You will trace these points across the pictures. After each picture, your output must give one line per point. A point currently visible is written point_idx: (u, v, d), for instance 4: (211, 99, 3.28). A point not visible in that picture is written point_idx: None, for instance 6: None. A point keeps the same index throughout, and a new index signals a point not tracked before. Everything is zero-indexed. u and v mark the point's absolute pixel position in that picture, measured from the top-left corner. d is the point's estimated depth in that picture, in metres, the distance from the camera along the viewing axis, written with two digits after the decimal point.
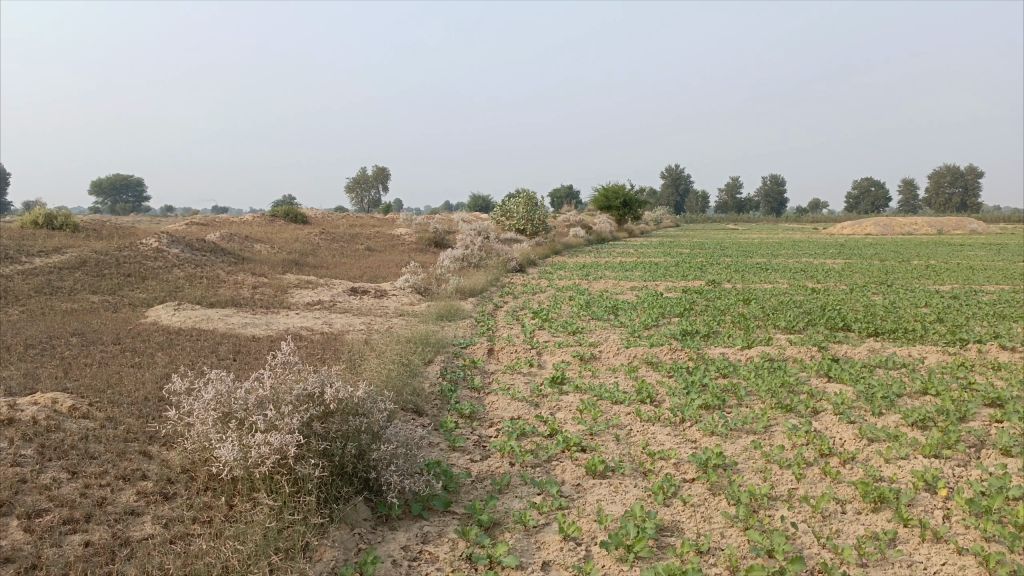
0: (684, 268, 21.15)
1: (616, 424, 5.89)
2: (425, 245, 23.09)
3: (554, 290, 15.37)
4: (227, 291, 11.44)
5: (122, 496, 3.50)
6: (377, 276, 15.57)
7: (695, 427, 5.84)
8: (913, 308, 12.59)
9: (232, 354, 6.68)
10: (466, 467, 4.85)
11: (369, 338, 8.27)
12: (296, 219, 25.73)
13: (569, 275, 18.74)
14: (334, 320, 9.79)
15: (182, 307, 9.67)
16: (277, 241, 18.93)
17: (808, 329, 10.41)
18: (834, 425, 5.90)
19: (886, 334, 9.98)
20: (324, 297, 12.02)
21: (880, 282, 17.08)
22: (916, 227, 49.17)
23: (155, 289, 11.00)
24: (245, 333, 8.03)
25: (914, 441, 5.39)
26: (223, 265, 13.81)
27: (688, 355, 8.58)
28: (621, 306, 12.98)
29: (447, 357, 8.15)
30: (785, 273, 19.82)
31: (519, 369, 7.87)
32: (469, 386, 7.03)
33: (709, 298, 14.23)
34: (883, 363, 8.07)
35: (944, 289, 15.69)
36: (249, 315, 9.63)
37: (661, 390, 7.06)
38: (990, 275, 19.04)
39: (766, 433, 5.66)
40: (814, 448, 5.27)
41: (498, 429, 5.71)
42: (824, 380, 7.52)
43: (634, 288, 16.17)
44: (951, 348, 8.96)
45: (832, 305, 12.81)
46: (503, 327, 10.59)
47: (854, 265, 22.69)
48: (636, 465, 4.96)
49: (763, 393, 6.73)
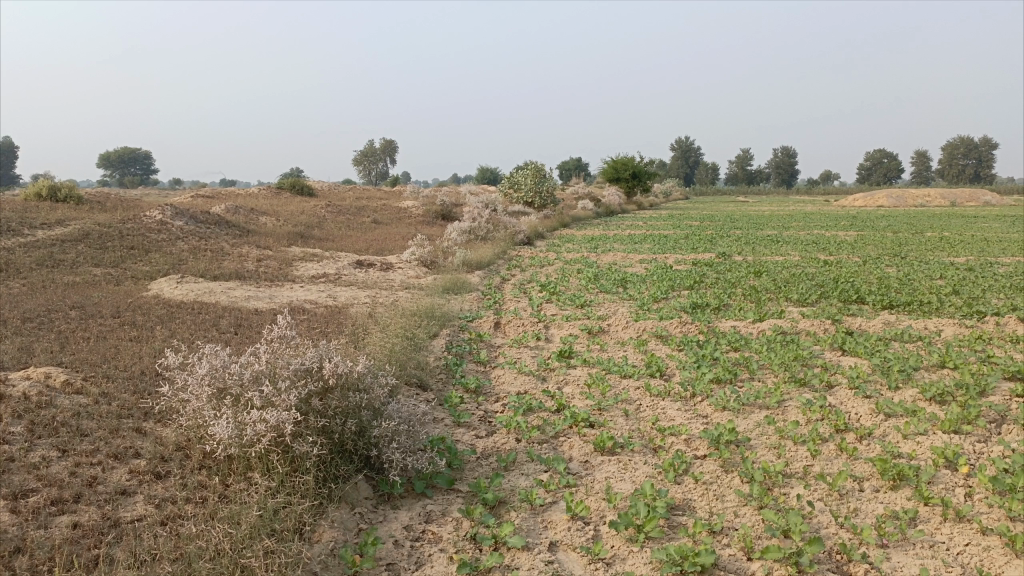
0: (694, 241, 20.90)
1: (625, 399, 5.74)
2: (432, 217, 22.88)
3: (562, 263, 15.17)
4: (231, 264, 11.31)
5: (114, 475, 3.38)
6: (383, 249, 15.40)
7: (707, 401, 5.69)
8: (928, 280, 12.36)
9: (233, 328, 6.56)
10: (470, 443, 4.72)
11: (374, 311, 8.13)
12: (302, 191, 25.53)
13: (577, 248, 18.52)
14: (338, 293, 9.65)
15: (185, 280, 9.55)
16: (283, 214, 18.78)
17: (821, 302, 10.21)
18: (849, 400, 5.73)
19: (901, 306, 9.78)
20: (329, 270, 11.88)
21: (893, 255, 16.82)
22: (929, 199, 48.60)
23: (158, 261, 10.87)
24: (247, 307, 7.90)
25: (932, 416, 5.22)
26: (227, 238, 13.67)
27: (699, 328, 8.41)
28: (630, 278, 12.80)
29: (453, 330, 8.00)
30: (797, 245, 19.55)
31: (526, 343, 7.73)
32: (475, 360, 6.88)
33: (719, 270, 14.02)
34: (899, 337, 7.88)
35: (959, 262, 15.42)
36: (253, 288, 9.50)
37: (671, 364, 6.90)
38: (1006, 247, 18.72)
39: (780, 408, 5.51)
40: (830, 424, 5.11)
41: (504, 404, 5.58)
42: (838, 354, 7.35)
43: (643, 261, 15.95)
44: (967, 321, 8.76)
45: (845, 278, 12.59)
46: (510, 300, 10.43)
47: (867, 237, 22.35)
48: (646, 441, 4.82)
49: (776, 367, 6.57)
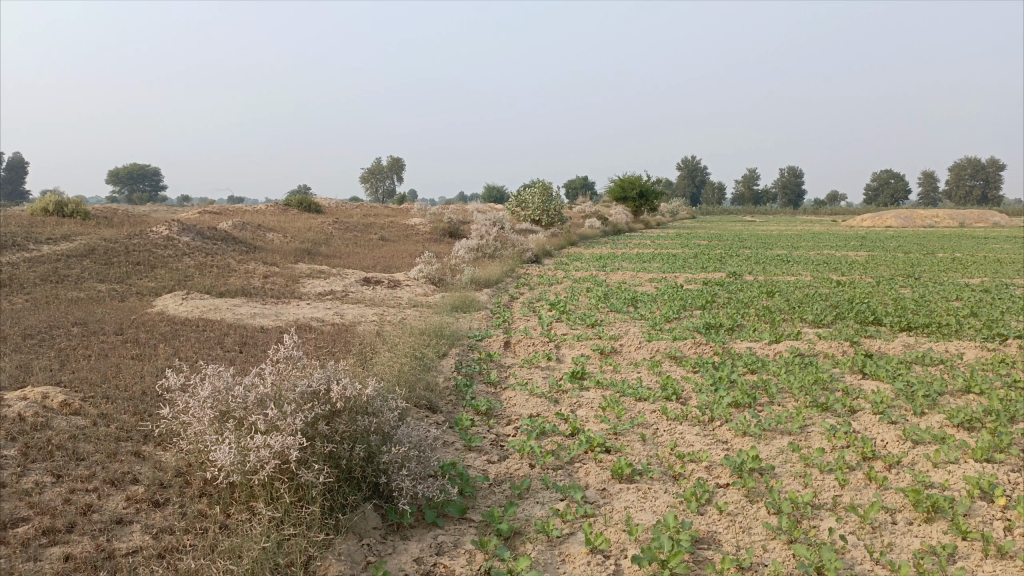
0: (703, 260, 20.72)
1: (641, 423, 5.56)
2: (439, 235, 22.77)
3: (571, 282, 15.01)
4: (237, 280, 11.17)
5: (110, 502, 3.21)
6: (391, 267, 15.27)
7: (726, 426, 5.49)
8: (945, 301, 12.14)
9: (238, 346, 6.40)
10: (482, 468, 4.53)
11: (381, 330, 7.96)
12: (309, 208, 25.48)
13: (585, 266, 18.36)
14: (345, 311, 9.50)
15: (190, 296, 9.42)
16: (290, 230, 18.69)
17: (837, 324, 10.01)
18: (874, 426, 5.53)
19: (920, 328, 9.57)
20: (336, 287, 11.73)
21: (906, 275, 16.60)
22: (938, 219, 48.34)
23: (163, 277, 10.75)
24: (253, 324, 7.75)
25: (962, 443, 5.02)
26: (234, 254, 13.56)
27: (714, 349, 8.22)
28: (641, 298, 12.61)
29: (463, 350, 7.83)
30: (807, 265, 19.35)
31: (537, 363, 7.55)
32: (485, 381, 6.71)
33: (731, 290, 13.83)
34: (921, 359, 7.67)
35: (974, 283, 15.20)
36: (259, 305, 9.36)
37: (687, 386, 6.72)
38: (1020, 269, 18.49)
39: (803, 434, 5.31)
40: (856, 451, 4.91)
41: (517, 427, 5.39)
42: (859, 377, 7.14)
43: (653, 280, 15.77)
44: (989, 344, 8.54)
45: (860, 299, 12.39)
46: (520, 319, 10.26)
47: (878, 257, 22.15)
48: (666, 468, 4.63)
49: (796, 391, 6.37)
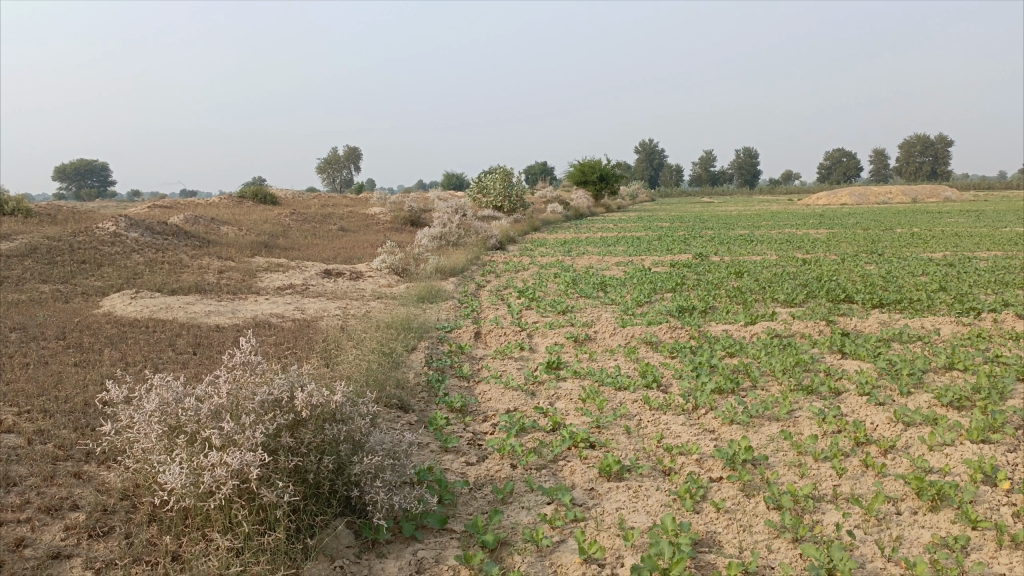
0: (667, 242, 20.62)
1: (624, 414, 5.30)
2: (401, 224, 22.29)
3: (537, 268, 14.72)
4: (190, 277, 10.65)
5: (46, 533, 2.84)
6: (351, 257, 14.82)
7: (712, 415, 5.27)
8: (912, 277, 12.13)
9: (192, 349, 5.99)
10: (461, 471, 4.23)
11: (345, 325, 7.60)
12: (265, 199, 24.76)
13: (551, 252, 18.10)
14: (306, 305, 9.08)
15: (140, 295, 8.92)
16: (245, 223, 18.07)
17: (809, 302, 9.89)
18: (862, 409, 5.36)
19: (892, 305, 9.49)
20: (296, 280, 11.28)
21: (869, 251, 16.65)
22: (891, 196, 49.02)
23: (111, 276, 10.19)
24: (208, 323, 7.32)
25: (956, 424, 4.86)
26: (186, 250, 12.98)
27: (690, 333, 8.01)
28: (610, 282, 12.40)
29: (432, 343, 7.50)
30: (771, 244, 19.36)
31: (510, 354, 7.25)
32: (457, 376, 6.39)
33: (700, 271, 13.68)
34: (898, 337, 7.54)
35: (937, 257, 15.28)
36: (214, 302, 8.89)
37: (666, 373, 6.49)
38: (979, 242, 18.73)
39: (792, 420, 5.11)
40: (849, 436, 4.73)
41: (494, 424, 5.09)
42: (839, 356, 6.99)
43: (620, 263, 15.56)
44: (964, 319, 8.47)
45: (828, 277, 12.33)
46: (489, 308, 9.95)
47: (839, 235, 22.28)
48: (655, 463, 4.38)
49: (779, 374, 6.19)
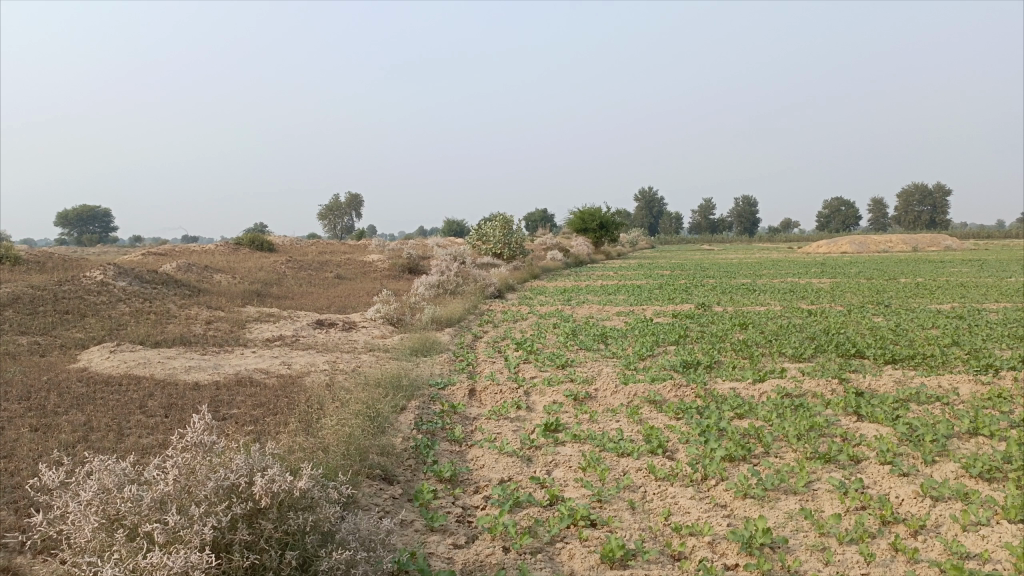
0: (668, 291, 20.29)
1: (628, 485, 4.89)
2: (399, 272, 21.99)
3: (536, 318, 14.36)
4: (176, 328, 10.28)
5: None
6: (346, 307, 14.45)
7: (723, 487, 4.85)
8: (922, 330, 11.75)
9: (164, 410, 5.60)
10: (448, 556, 3.82)
11: (332, 382, 7.20)
12: (261, 246, 24.51)
13: (550, 301, 17.75)
14: (294, 359, 8.70)
15: (121, 348, 8.55)
16: (240, 271, 17.76)
17: (818, 358, 9.51)
18: (885, 481, 4.96)
19: (905, 362, 9.10)
20: (286, 332, 10.91)
21: (875, 303, 16.31)
22: (891, 245, 48.82)
23: (94, 328, 9.83)
24: (186, 380, 6.92)
25: (990, 500, 4.45)
26: (175, 299, 12.63)
27: (695, 391, 7.61)
28: (610, 333, 12.01)
29: (423, 402, 7.08)
30: (773, 294, 19.04)
31: (506, 415, 6.84)
32: (449, 439, 5.98)
33: (703, 323, 13.31)
34: (916, 397, 7.14)
35: (945, 309, 14.91)
36: (197, 355, 8.51)
37: (672, 437, 6.08)
38: (985, 292, 18.40)
39: (810, 494, 4.70)
40: (874, 514, 4.32)
41: (487, 497, 4.68)
42: (854, 419, 6.58)
43: (620, 313, 15.19)
44: (983, 377, 8.07)
45: (835, 329, 11.96)
46: (485, 362, 9.56)
47: (842, 284, 21.95)
48: (662, 546, 3.97)
49: (792, 439, 5.78)
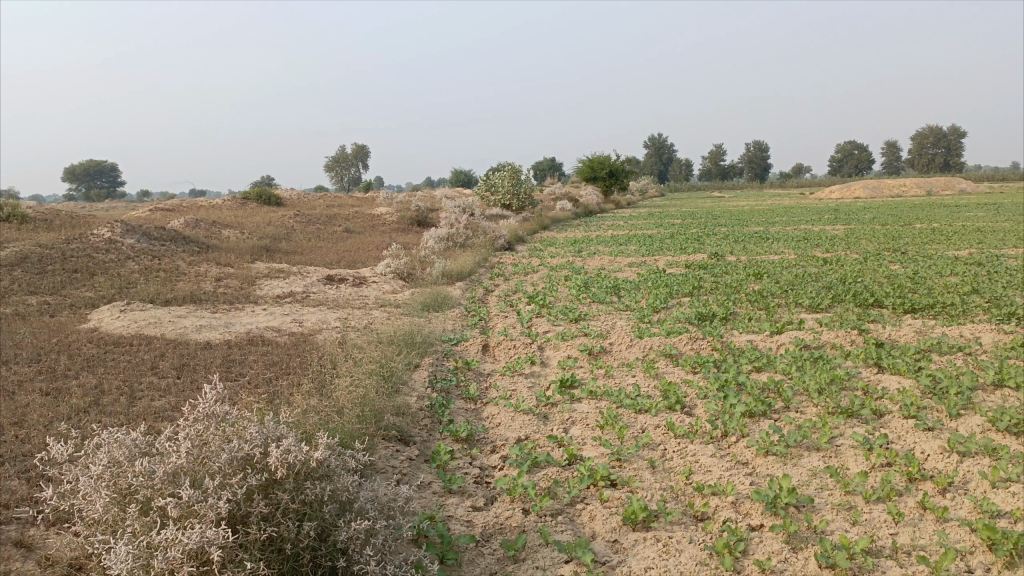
0: (680, 240, 20.07)
1: (647, 443, 4.81)
2: (407, 224, 21.80)
3: (547, 270, 14.22)
4: (185, 286, 10.20)
5: None
6: (355, 261, 14.34)
7: (744, 444, 4.77)
8: (940, 278, 11.55)
9: (175, 371, 5.54)
10: (467, 519, 3.76)
11: (345, 340, 7.13)
12: (269, 201, 24.31)
13: (561, 252, 17.59)
14: (305, 316, 8.63)
15: (131, 307, 8.49)
16: (248, 226, 17.63)
17: (835, 308, 9.37)
18: (910, 436, 4.86)
19: (924, 311, 8.94)
20: (296, 287, 10.82)
21: (891, 250, 16.05)
22: (905, 188, 48.06)
23: (103, 286, 9.76)
24: (197, 339, 6.85)
25: (1020, 456, 4.34)
26: (184, 256, 12.54)
27: (712, 344, 7.49)
28: (623, 285, 11.87)
29: (437, 359, 7.01)
30: (787, 242, 18.77)
31: (520, 371, 6.75)
32: (463, 397, 5.91)
33: (717, 273, 13.13)
34: (937, 348, 7.00)
35: (963, 255, 14.66)
36: (208, 314, 8.44)
37: (690, 392, 5.99)
38: (1003, 237, 18.09)
39: (833, 450, 4.61)
40: (901, 471, 4.24)
41: (504, 457, 4.62)
42: (875, 371, 6.46)
43: (633, 264, 15.01)
44: (1005, 325, 7.92)
45: (852, 278, 11.77)
46: (498, 316, 9.45)
47: (856, 231, 21.62)
48: (685, 506, 3.90)
49: (813, 393, 5.68)
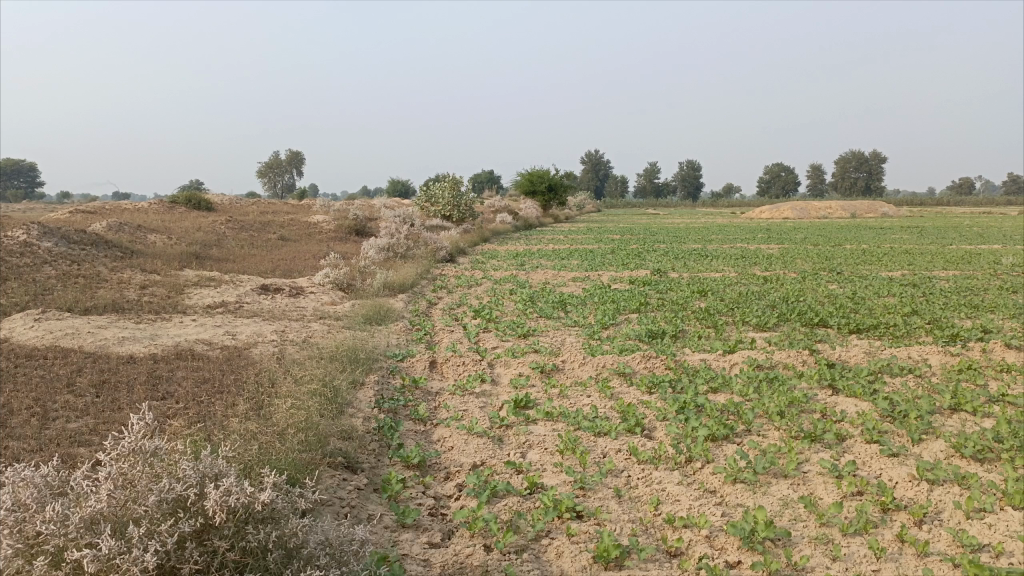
0: (622, 256, 20.09)
1: (610, 469, 4.55)
2: (345, 233, 21.23)
3: (491, 283, 13.93)
4: (107, 294, 9.53)
5: None
6: (291, 271, 13.77)
7: (710, 470, 4.55)
8: (879, 299, 11.72)
9: (95, 388, 5.03)
10: (422, 559, 3.41)
11: (284, 355, 6.68)
12: (200, 205, 23.38)
13: (504, 265, 17.33)
14: (239, 328, 8.12)
15: (46, 315, 7.83)
16: (176, 231, 16.82)
17: (782, 327, 9.35)
18: (876, 463, 4.73)
19: (869, 332, 8.99)
20: (229, 297, 10.25)
21: (828, 270, 16.32)
22: (831, 211, 49.53)
23: (16, 292, 9.03)
24: (120, 353, 6.30)
25: (991, 485, 4.24)
26: (107, 261, 11.78)
27: (666, 363, 7.32)
28: (569, 300, 11.68)
29: (382, 376, 6.63)
30: (726, 260, 18.94)
31: (471, 390, 6.43)
32: (412, 418, 5.55)
33: (661, 290, 13.05)
34: (889, 370, 6.98)
35: (897, 276, 14.99)
36: (132, 324, 7.85)
37: (648, 414, 5.76)
38: (932, 259, 18.64)
39: (803, 478, 4.43)
40: (874, 501, 4.08)
41: (460, 485, 4.29)
42: (831, 393, 6.38)
43: (576, 279, 14.87)
44: (951, 348, 7.98)
45: (795, 297, 11.85)
46: (443, 331, 9.09)
47: (790, 250, 22.00)
48: (658, 541, 3.65)
49: (774, 415, 5.52)
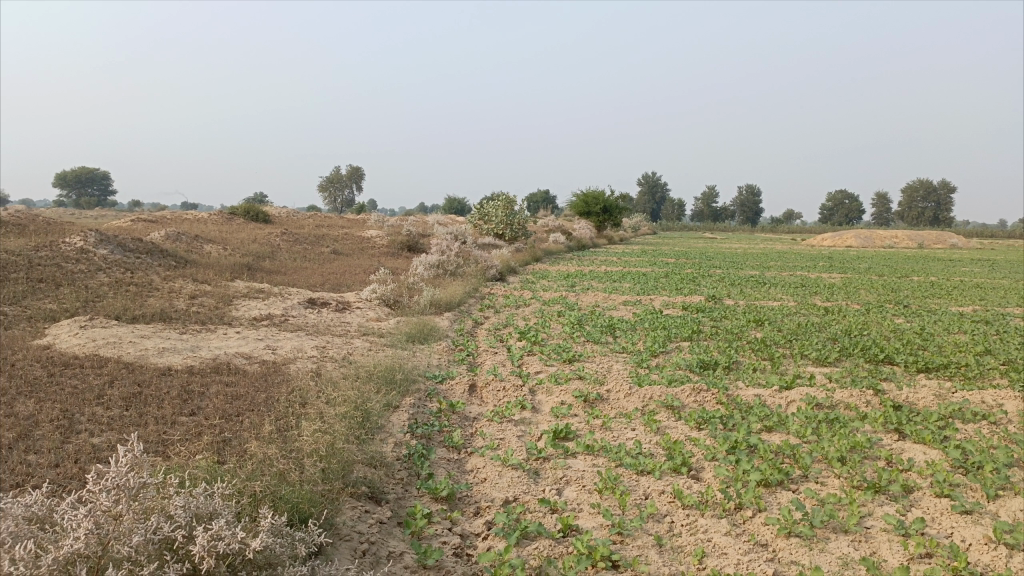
0: (676, 280, 19.61)
1: (651, 514, 4.22)
2: (398, 249, 21.27)
3: (539, 304, 13.68)
4: (155, 303, 9.57)
5: None
6: (340, 285, 13.73)
7: (762, 520, 4.19)
8: (949, 335, 11.07)
9: (123, 401, 4.93)
10: None
11: (320, 373, 6.52)
12: (258, 218, 23.73)
13: (554, 286, 17.05)
14: (280, 342, 8.03)
15: (93, 323, 7.86)
16: (232, 243, 17.02)
17: (843, 363, 8.85)
18: (946, 520, 4.31)
19: (938, 372, 8.42)
20: (275, 310, 10.22)
21: (894, 302, 15.58)
22: (897, 240, 47.92)
23: (67, 299, 9.14)
24: (156, 364, 6.23)
25: None
26: (160, 270, 11.91)
27: (718, 396, 6.93)
28: (619, 325, 11.34)
29: (418, 399, 6.41)
30: (784, 288, 18.32)
31: (510, 417, 6.16)
32: (445, 445, 5.31)
33: (715, 317, 12.60)
34: (962, 415, 6.46)
35: (968, 312, 14.20)
36: (174, 334, 7.83)
37: (696, 452, 5.41)
38: (1005, 295, 17.71)
39: (864, 534, 4.04)
40: (944, 565, 3.68)
41: (489, 523, 4.02)
42: (896, 438, 5.91)
43: (628, 303, 14.50)
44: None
45: (857, 330, 11.27)
46: (487, 353, 8.86)
47: (853, 280, 21.19)
48: None
49: (834, 461, 5.10)
